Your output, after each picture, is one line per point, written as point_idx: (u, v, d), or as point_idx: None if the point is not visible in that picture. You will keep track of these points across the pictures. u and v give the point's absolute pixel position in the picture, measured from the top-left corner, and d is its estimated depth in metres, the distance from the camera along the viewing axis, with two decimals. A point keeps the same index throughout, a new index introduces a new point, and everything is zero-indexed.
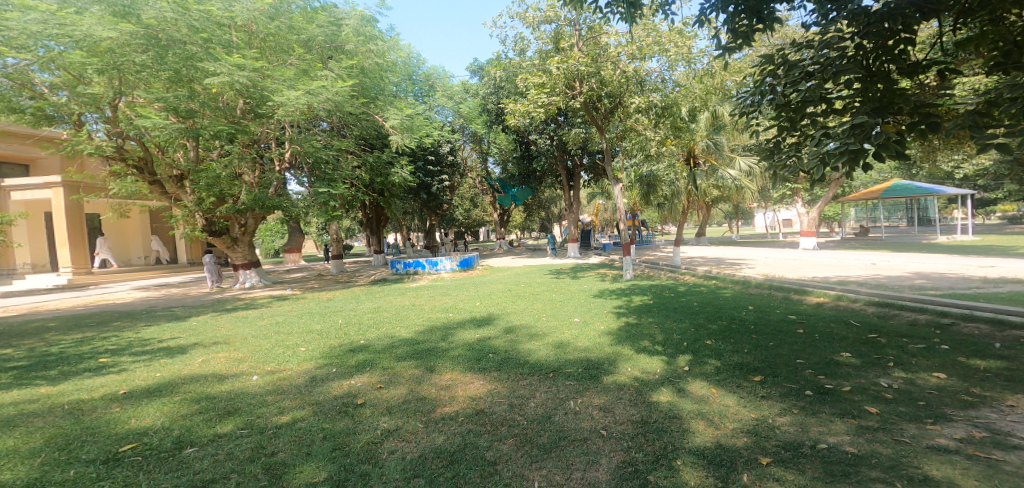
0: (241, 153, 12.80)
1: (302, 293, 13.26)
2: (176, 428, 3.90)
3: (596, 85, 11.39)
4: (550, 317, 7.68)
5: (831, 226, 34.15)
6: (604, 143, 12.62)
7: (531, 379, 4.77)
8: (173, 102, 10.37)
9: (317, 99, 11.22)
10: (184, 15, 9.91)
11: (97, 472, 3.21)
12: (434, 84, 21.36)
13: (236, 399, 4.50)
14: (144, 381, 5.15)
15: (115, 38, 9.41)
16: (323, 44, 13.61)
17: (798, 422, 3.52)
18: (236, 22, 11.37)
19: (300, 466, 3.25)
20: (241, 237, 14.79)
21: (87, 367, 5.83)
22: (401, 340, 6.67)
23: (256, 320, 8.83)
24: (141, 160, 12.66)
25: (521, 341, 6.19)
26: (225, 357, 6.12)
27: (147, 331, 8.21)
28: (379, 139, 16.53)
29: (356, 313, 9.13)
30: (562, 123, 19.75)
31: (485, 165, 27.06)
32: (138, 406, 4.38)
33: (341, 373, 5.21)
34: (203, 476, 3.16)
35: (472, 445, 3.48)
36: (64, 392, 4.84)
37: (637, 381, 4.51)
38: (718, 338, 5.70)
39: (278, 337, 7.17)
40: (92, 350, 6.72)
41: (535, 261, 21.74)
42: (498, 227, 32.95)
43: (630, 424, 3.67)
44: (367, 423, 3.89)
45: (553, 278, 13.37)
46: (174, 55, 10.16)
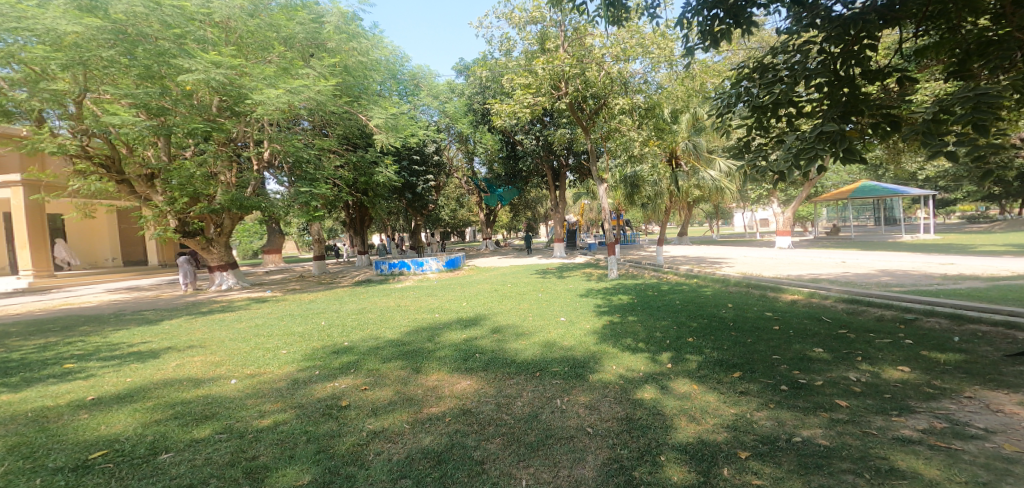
0: (216, 152, 12.63)
1: (281, 295, 13.07)
2: (150, 434, 3.82)
3: (581, 86, 11.44)
4: (535, 317, 7.68)
5: (805, 226, 35.18)
6: (589, 144, 12.69)
7: (518, 378, 4.79)
8: (146, 99, 10.28)
9: (298, 98, 11.11)
10: (156, 10, 9.68)
11: (66, 480, 3.14)
12: (420, 83, 21.52)
13: (214, 403, 4.43)
14: (113, 387, 5.03)
15: (81, 33, 9.13)
16: (304, 42, 13.26)
17: (774, 417, 3.60)
18: (214, 19, 11.14)
19: (283, 469, 3.22)
20: (218, 238, 14.48)
21: (53, 373, 5.67)
22: (386, 341, 6.64)
23: (233, 323, 8.67)
24: (108, 159, 12.30)
25: (506, 341, 6.22)
26: (202, 361, 6.01)
27: (116, 335, 8.00)
28: (362, 139, 16.38)
29: (339, 315, 9.02)
30: (548, 123, 19.83)
31: (471, 165, 27.12)
32: (108, 412, 4.27)
33: (324, 376, 5.16)
34: (181, 481, 3.12)
35: (459, 445, 3.48)
36: (26, 400, 4.69)
37: (622, 379, 4.56)
38: (699, 335, 5.78)
39: (257, 340, 7.05)
40: (57, 356, 6.52)
41: (520, 261, 21.72)
42: (484, 227, 32.81)
43: (614, 421, 3.72)
44: (352, 425, 3.86)
45: (539, 278, 13.38)
46: (146, 51, 9.90)
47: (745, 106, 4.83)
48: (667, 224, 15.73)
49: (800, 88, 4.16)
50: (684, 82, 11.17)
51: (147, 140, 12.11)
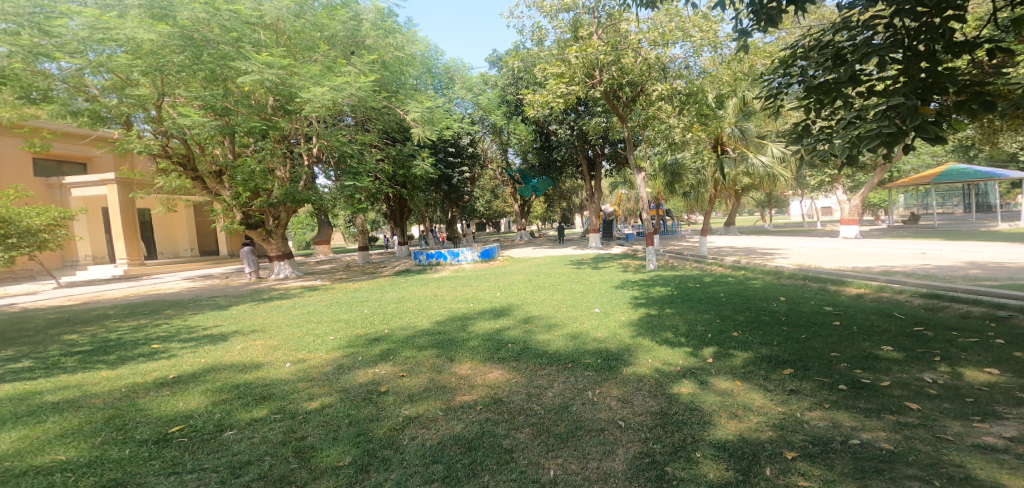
0: (274, 148, 13.13)
1: (330, 283, 13.55)
2: (217, 411, 4.04)
3: (616, 73, 11.17)
4: (569, 308, 7.64)
5: (877, 214, 33.21)
6: (625, 133, 12.23)
7: (550, 369, 4.77)
8: (211, 101, 10.84)
9: (341, 95, 11.35)
10: (216, 15, 10.20)
11: (148, 452, 3.35)
12: (454, 76, 21.51)
13: (271, 385, 4.64)
14: (191, 366, 5.39)
15: (156, 39, 9.74)
16: (345, 39, 13.48)
17: (829, 418, 3.44)
18: (265, 22, 11.54)
19: (327, 450, 3.32)
20: (276, 230, 15.00)
21: (141, 352, 6.16)
22: (422, 329, 6.76)
23: (290, 309, 9.09)
24: (185, 157, 13.09)
25: (538, 332, 6.20)
26: (262, 344, 6.31)
27: (194, 318, 8.59)
28: (400, 132, 16.66)
29: (381, 303, 9.25)
30: (583, 112, 19.47)
31: (505, 156, 27.19)
32: (185, 390, 4.56)
33: (366, 361, 5.31)
34: (240, 458, 3.25)
35: (489, 433, 3.50)
36: (121, 376, 5.11)
37: (658, 373, 4.46)
38: (745, 330, 5.59)
39: (309, 326, 7.37)
40: (146, 337, 7.11)
41: (555, 252, 21.65)
42: (518, 218, 32.78)
43: (648, 415, 3.65)
44: (390, 410, 3.95)
45: (574, 269, 13.28)
46: (209, 55, 10.51)
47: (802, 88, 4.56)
48: (710, 214, 15.12)
49: (864, 65, 3.89)
50: (731, 65, 10.75)
51: (216, 139, 12.83)
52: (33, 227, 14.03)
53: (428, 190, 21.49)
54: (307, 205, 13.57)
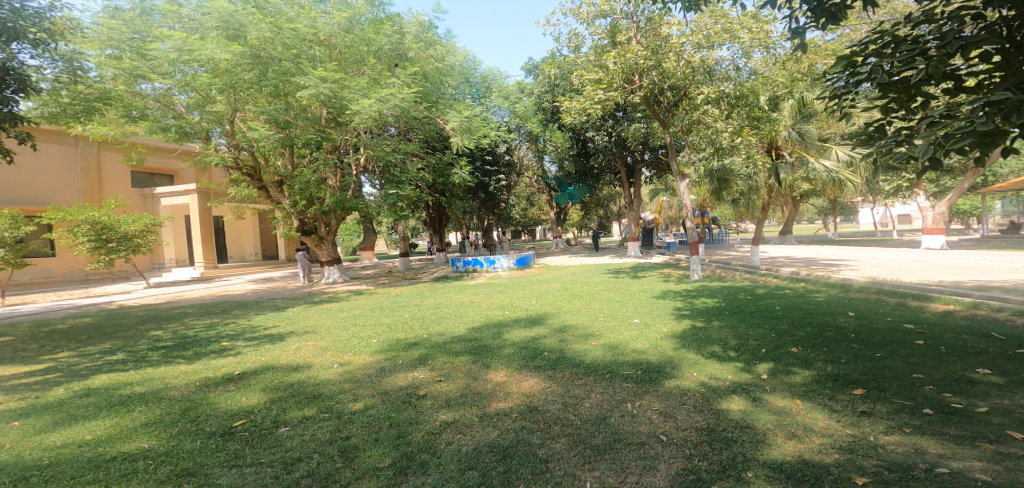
0: (326, 158, 13.70)
1: (374, 288, 13.89)
2: (274, 408, 4.20)
3: (656, 78, 11.00)
4: (607, 318, 7.48)
5: (971, 224, 30.49)
6: (668, 137, 12.16)
7: (587, 379, 4.68)
8: (275, 116, 11.45)
9: (387, 106, 11.67)
10: (279, 33, 10.85)
11: (215, 444, 3.51)
12: (491, 85, 21.77)
13: (320, 385, 4.78)
14: (253, 364, 5.68)
15: (230, 59, 10.47)
16: (389, 53, 13.85)
17: (909, 443, 3.16)
18: (319, 38, 12.15)
19: (369, 451, 3.37)
20: (327, 236, 15.61)
21: (213, 349, 6.62)
22: (457, 335, 6.80)
23: (338, 312, 9.41)
24: (252, 168, 14.00)
25: (573, 342, 6.10)
26: (313, 345, 6.55)
27: (257, 318, 9.12)
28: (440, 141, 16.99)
29: (421, 308, 9.40)
30: (621, 118, 19.22)
31: (541, 164, 27.24)
32: (247, 387, 4.80)
33: (405, 365, 5.39)
34: (292, 454, 3.34)
35: (524, 442, 3.45)
36: (196, 371, 5.50)
37: (704, 387, 4.28)
38: (806, 346, 5.28)
39: (355, 328, 7.60)
40: (216, 335, 7.64)
41: (593, 260, 21.36)
42: (554, 226, 32.54)
43: (693, 431, 3.50)
44: (428, 414, 3.97)
45: (611, 278, 13.04)
46: (273, 71, 11.09)
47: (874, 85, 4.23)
48: (765, 221, 14.29)
49: (954, 59, 3.61)
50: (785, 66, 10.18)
51: (279, 152, 13.48)
52: (129, 233, 15.33)
53: (465, 198, 21.74)
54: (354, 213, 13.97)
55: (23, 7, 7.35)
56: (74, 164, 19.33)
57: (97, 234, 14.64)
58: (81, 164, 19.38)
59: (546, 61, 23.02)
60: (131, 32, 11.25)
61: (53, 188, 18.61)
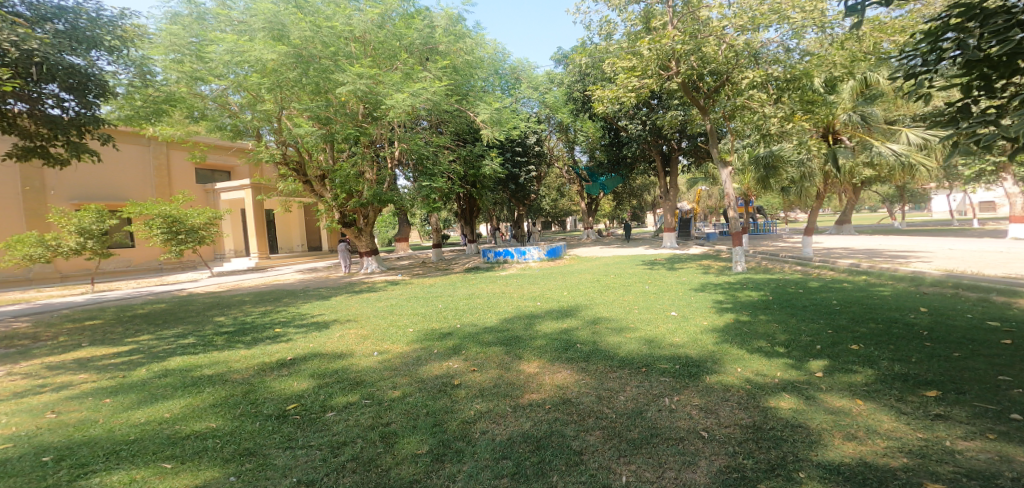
0: (364, 153, 13.96)
1: (409, 279, 14.18)
2: (321, 393, 4.35)
3: (696, 63, 10.62)
4: (642, 310, 7.34)
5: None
6: (709, 125, 11.81)
7: (622, 372, 4.60)
8: (316, 112, 11.82)
9: (419, 100, 11.81)
10: (318, 32, 11.17)
11: (270, 427, 3.67)
12: (520, 76, 21.85)
13: (362, 372, 4.91)
14: (302, 350, 5.91)
15: (276, 59, 10.89)
16: (420, 47, 13.93)
17: (991, 450, 2.93)
18: (355, 35, 12.36)
19: (407, 437, 3.42)
20: (365, 228, 16.02)
21: (268, 335, 6.94)
22: (489, 326, 6.84)
23: (376, 301, 9.65)
24: (298, 163, 14.56)
25: (607, 334, 6.02)
26: (355, 333, 6.74)
27: (304, 306, 9.49)
28: (470, 133, 17.14)
29: (454, 298, 9.50)
30: (656, 106, 18.70)
31: (571, 154, 26.98)
32: (296, 372, 4.99)
33: (440, 355, 5.46)
34: (337, 438, 3.44)
35: (558, 433, 3.43)
36: (254, 355, 5.78)
37: (750, 384, 4.13)
38: (869, 343, 4.99)
39: (393, 317, 7.79)
40: (269, 321, 8.01)
41: (626, 251, 21.02)
42: (586, 216, 32.12)
43: (739, 428, 3.39)
44: (463, 403, 4.00)
45: (646, 269, 12.80)
46: (314, 70, 11.44)
47: (956, 61, 3.88)
48: (821, 210, 13.60)
49: None
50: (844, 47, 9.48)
51: (320, 147, 13.86)
52: (196, 226, 16.18)
53: (495, 189, 21.72)
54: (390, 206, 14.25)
55: (100, 16, 8.08)
56: (148, 162, 20.78)
57: (169, 226, 15.53)
58: (153, 162, 20.84)
59: (576, 49, 22.59)
60: (190, 36, 11.77)
61: (128, 185, 20.05)
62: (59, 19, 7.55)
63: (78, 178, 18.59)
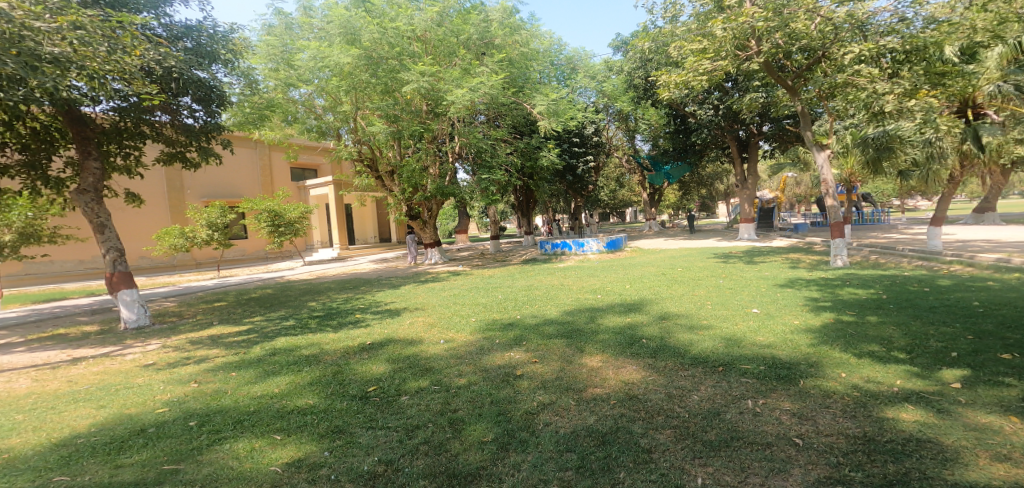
0: (428, 149, 14.30)
1: (470, 270, 14.47)
2: (396, 377, 4.52)
3: (783, 39, 9.79)
4: (717, 306, 6.92)
5: None
6: (799, 105, 10.97)
7: (695, 371, 4.36)
8: (385, 110, 12.43)
9: (477, 95, 11.92)
10: (384, 34, 11.72)
11: (354, 406, 3.87)
12: (577, 66, 21.40)
13: (431, 359, 5.05)
14: (378, 335, 6.21)
15: (351, 62, 11.58)
16: (477, 42, 14.07)
17: None
18: (417, 34, 12.74)
19: (474, 424, 3.46)
20: (430, 221, 16.54)
21: (350, 320, 7.38)
22: (551, 318, 6.79)
23: (441, 291, 9.93)
24: (372, 159, 15.35)
25: (677, 330, 5.74)
26: (422, 321, 6.98)
27: (379, 294, 9.98)
28: (527, 126, 17.17)
29: (513, 290, 9.55)
30: (730, 88, 17.46)
31: (633, 143, 26.19)
32: (373, 356, 5.25)
33: (502, 345, 5.48)
34: (411, 421, 3.55)
35: (624, 429, 3.31)
36: (340, 339, 6.17)
37: (857, 391, 3.73)
38: (1021, 353, 4.29)
39: (457, 306, 7.99)
40: (349, 307, 8.52)
41: (693, 243, 20.04)
42: (648, 207, 31.09)
43: (844, 438, 3.07)
44: (526, 394, 3.98)
45: (719, 263, 12.09)
46: (382, 70, 12.05)
47: None
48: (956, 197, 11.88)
49: None
50: None
51: (389, 145, 14.44)
52: (293, 219, 17.58)
53: (552, 181, 21.63)
54: (451, 199, 14.64)
55: (215, 32, 9.12)
56: (255, 164, 22.97)
57: (272, 220, 17.08)
58: (259, 163, 23.02)
59: (637, 34, 21.83)
60: (283, 46, 12.76)
61: (241, 184, 22.39)
62: (186, 37, 8.66)
63: (206, 180, 21.19)
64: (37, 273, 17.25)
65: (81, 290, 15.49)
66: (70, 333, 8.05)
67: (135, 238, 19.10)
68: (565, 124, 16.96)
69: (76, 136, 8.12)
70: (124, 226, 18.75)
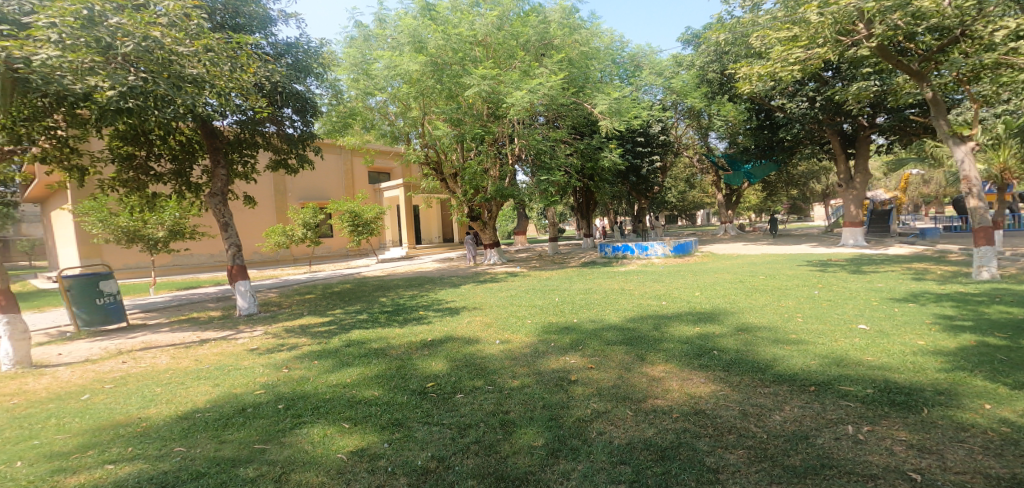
0: (488, 151, 14.41)
1: (527, 271, 14.46)
2: (453, 375, 4.58)
3: (904, 20, 8.54)
4: (813, 320, 6.24)
5: None
6: (926, 92, 9.58)
7: (778, 388, 3.95)
8: (449, 114, 12.78)
9: (536, 96, 11.85)
10: (449, 40, 12.05)
11: (412, 401, 3.95)
12: (640, 63, 20.61)
13: (487, 359, 5.06)
14: (438, 333, 6.36)
15: (418, 69, 12.13)
16: (536, 43, 14.02)
17: None
18: (479, 38, 13.00)
19: (525, 428, 3.39)
20: (489, 222, 16.73)
21: (413, 316, 7.64)
22: (611, 323, 6.54)
23: (499, 291, 9.97)
24: (437, 163, 15.75)
25: (759, 343, 5.27)
26: (480, 320, 7.05)
27: (441, 292, 10.24)
28: (587, 126, 16.79)
29: (571, 292, 9.36)
30: (830, 79, 15.69)
31: (705, 141, 24.67)
32: (433, 353, 5.37)
33: (558, 349, 5.37)
34: (464, 420, 3.55)
35: (688, 445, 3.07)
36: (405, 334, 6.40)
37: (999, 426, 3.16)
38: None
39: (514, 307, 7.97)
40: (412, 304, 8.83)
41: (775, 248, 18.46)
42: (721, 208, 29.34)
43: (976, 477, 2.60)
44: (579, 400, 3.85)
45: (809, 272, 10.98)
46: (447, 76, 12.51)
47: None
48: None
49: None
50: None
51: (453, 148, 14.77)
52: (369, 219, 18.62)
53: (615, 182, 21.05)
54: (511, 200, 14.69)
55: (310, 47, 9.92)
56: (340, 168, 24.71)
57: (352, 220, 18.21)
58: (342, 168, 24.72)
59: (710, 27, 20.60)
60: (362, 56, 13.41)
61: (328, 187, 24.18)
62: (288, 54, 9.49)
63: (303, 183, 23.17)
64: (180, 264, 19.69)
65: (203, 280, 17.49)
66: (200, 317, 9.16)
67: (252, 235, 21.22)
68: (628, 123, 16.40)
69: (209, 147, 9.17)
70: (245, 225, 21.01)
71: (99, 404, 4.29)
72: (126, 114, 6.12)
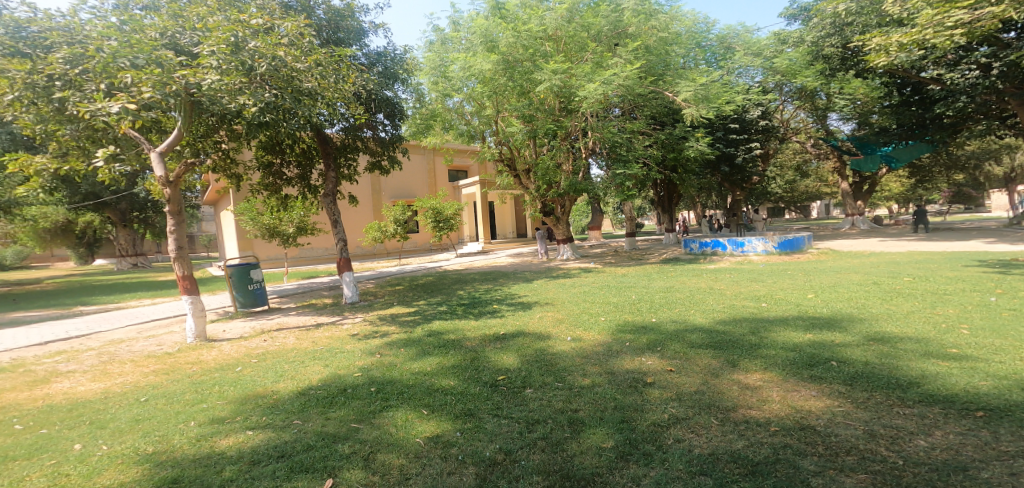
0: (561, 145, 14.12)
1: (603, 266, 14.01)
2: (523, 370, 4.55)
3: None
4: (983, 332, 5.11)
5: None
6: None
7: (922, 409, 3.29)
8: (521, 110, 12.82)
9: (610, 87, 11.37)
10: (518, 36, 11.94)
11: (482, 392, 4.00)
12: (732, 44, 18.86)
13: (557, 356, 4.95)
14: (512, 327, 6.38)
15: (490, 68, 12.22)
16: (608, 34, 13.42)
17: None
18: (549, 32, 12.74)
19: (594, 428, 3.24)
20: (562, 218, 16.47)
21: (488, 309, 7.78)
22: (696, 325, 6.00)
23: (572, 287, 9.75)
24: (510, 160, 15.75)
25: (901, 356, 4.45)
26: (551, 316, 6.94)
27: (515, 287, 10.32)
28: (669, 114, 15.70)
29: (649, 290, 8.81)
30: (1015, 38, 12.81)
31: (820, 124, 21.60)
32: (505, 347, 5.40)
33: (633, 349, 5.07)
34: (531, 415, 3.49)
35: (789, 463, 2.70)
36: (480, 326, 6.52)
37: None
38: None
39: (587, 304, 7.71)
40: (489, 298, 9.01)
41: (913, 245, 15.60)
42: (848, 199, 25.40)
43: None
44: (655, 404, 3.59)
45: (964, 274, 9.07)
46: (518, 73, 12.50)
47: None
48: None
49: None
50: None
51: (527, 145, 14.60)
52: (451, 215, 19.38)
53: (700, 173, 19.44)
54: (585, 195, 14.41)
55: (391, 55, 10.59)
56: (423, 168, 26.10)
57: (434, 216, 19.12)
58: (425, 167, 26.11)
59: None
60: (440, 60, 13.74)
61: (414, 186, 25.66)
62: (379, 63, 10.32)
63: (392, 183, 24.95)
64: (306, 256, 22.55)
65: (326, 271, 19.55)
66: (320, 303, 10.28)
67: (355, 231, 23.68)
68: (719, 109, 15.00)
69: (324, 153, 10.21)
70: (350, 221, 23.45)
71: (247, 375, 5.02)
72: (264, 126, 7.08)
